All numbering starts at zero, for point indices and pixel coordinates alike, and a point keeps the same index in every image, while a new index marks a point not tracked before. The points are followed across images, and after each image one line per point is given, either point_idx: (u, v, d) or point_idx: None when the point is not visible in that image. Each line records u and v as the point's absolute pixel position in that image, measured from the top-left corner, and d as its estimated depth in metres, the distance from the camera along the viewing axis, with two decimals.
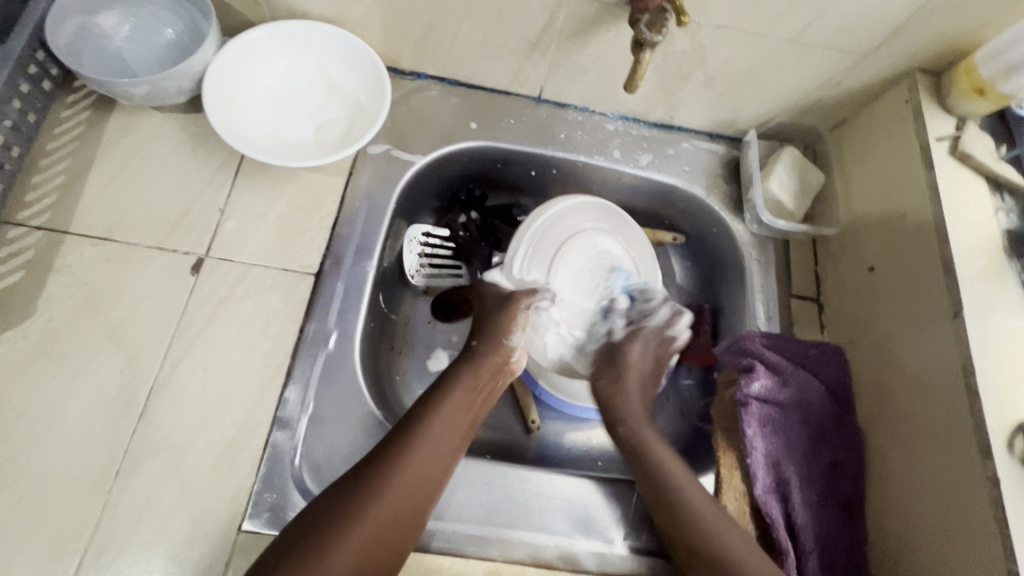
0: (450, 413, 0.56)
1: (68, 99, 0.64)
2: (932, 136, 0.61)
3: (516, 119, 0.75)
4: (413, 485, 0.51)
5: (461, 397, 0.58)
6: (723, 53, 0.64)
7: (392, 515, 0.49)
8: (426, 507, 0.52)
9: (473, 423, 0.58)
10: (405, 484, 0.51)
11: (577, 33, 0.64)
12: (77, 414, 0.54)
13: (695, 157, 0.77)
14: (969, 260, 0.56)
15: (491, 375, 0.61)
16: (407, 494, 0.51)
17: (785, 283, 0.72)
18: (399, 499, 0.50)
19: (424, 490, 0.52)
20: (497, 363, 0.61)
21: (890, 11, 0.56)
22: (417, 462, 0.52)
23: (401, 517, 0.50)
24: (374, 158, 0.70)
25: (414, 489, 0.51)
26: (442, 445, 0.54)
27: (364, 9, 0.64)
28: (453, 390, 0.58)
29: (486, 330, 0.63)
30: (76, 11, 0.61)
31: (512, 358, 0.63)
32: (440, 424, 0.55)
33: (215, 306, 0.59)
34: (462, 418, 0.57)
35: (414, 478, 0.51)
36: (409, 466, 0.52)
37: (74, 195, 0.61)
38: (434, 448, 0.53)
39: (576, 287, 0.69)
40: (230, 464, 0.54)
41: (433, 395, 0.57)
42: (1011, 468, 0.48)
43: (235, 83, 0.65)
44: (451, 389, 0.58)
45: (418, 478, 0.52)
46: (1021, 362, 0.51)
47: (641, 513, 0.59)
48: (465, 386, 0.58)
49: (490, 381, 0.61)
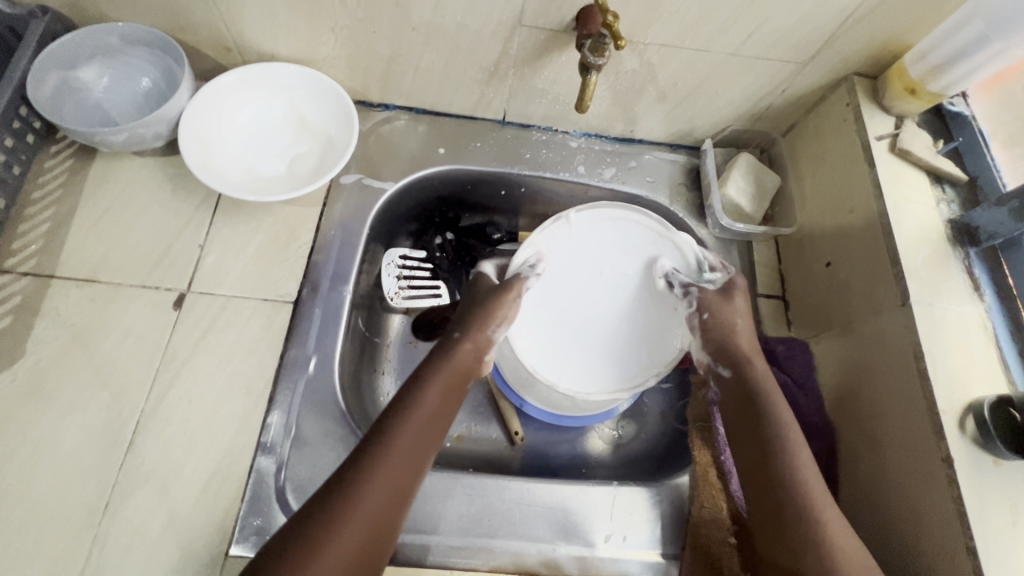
0: (424, 413, 0.56)
1: (51, 150, 0.67)
2: (873, 135, 0.65)
3: (483, 142, 0.79)
4: (390, 494, 0.50)
5: (435, 395, 0.57)
6: (671, 69, 0.68)
7: (373, 517, 0.49)
8: (404, 511, 0.52)
9: (445, 420, 0.58)
10: (380, 488, 0.50)
11: (531, 59, 0.67)
12: (67, 453, 0.55)
13: (657, 168, 0.81)
14: (913, 250, 0.58)
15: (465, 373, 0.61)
16: (381, 495, 0.50)
17: (750, 284, 0.75)
18: (377, 503, 0.49)
19: (402, 498, 0.51)
20: (468, 365, 0.61)
21: (819, 22, 0.60)
22: (392, 468, 0.51)
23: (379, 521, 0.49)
24: (346, 187, 0.73)
25: (393, 499, 0.50)
26: (413, 453, 0.53)
27: (330, 48, 0.68)
28: (427, 390, 0.57)
29: (464, 323, 0.63)
30: (56, 68, 0.65)
31: (486, 354, 0.63)
32: (415, 430, 0.54)
33: (197, 338, 0.62)
34: (433, 418, 0.56)
35: (389, 479, 0.51)
36: (384, 477, 0.51)
37: (59, 241, 0.64)
38: (408, 453, 0.53)
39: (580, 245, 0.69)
40: (216, 491, 0.56)
41: (404, 403, 0.56)
42: (963, 446, 0.49)
43: (210, 125, 0.68)
44: (425, 390, 0.57)
45: (399, 484, 0.51)
46: (967, 343, 0.54)
47: (622, 513, 0.61)
48: (438, 388, 0.58)
49: (463, 380, 0.60)
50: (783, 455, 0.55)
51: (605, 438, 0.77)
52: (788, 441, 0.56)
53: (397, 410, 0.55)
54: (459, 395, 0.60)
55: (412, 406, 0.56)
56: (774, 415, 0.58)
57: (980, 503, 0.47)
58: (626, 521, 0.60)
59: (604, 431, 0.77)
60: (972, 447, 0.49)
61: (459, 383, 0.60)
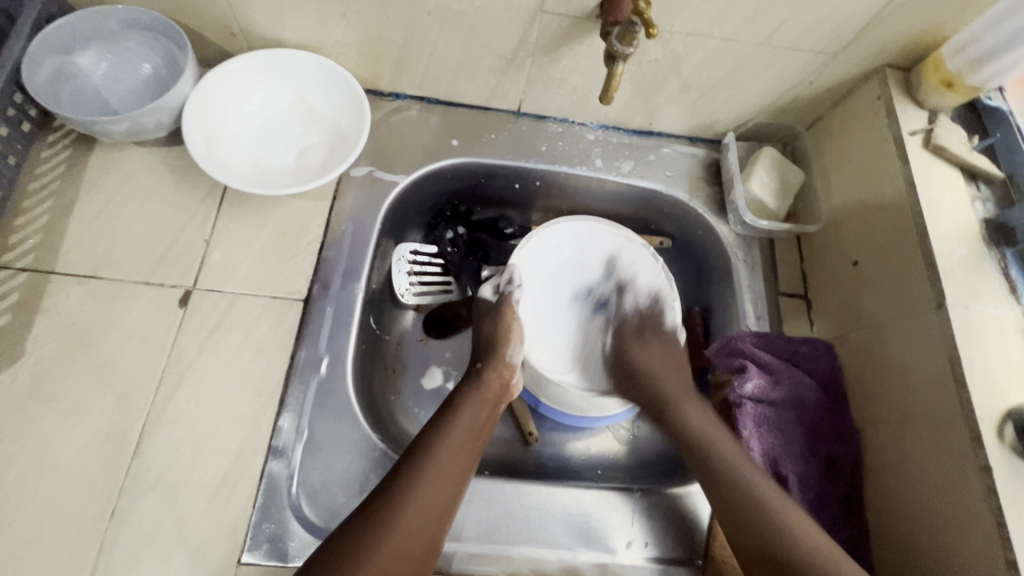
0: (460, 436, 0.57)
1: (48, 139, 0.64)
2: (905, 130, 0.62)
3: (497, 134, 0.76)
4: (428, 512, 0.52)
5: (469, 420, 0.59)
6: (697, 59, 0.65)
7: (409, 543, 0.50)
8: (442, 530, 0.53)
9: (481, 445, 0.59)
10: (418, 512, 0.51)
11: (551, 47, 0.64)
12: (71, 457, 0.53)
13: (676, 162, 0.78)
14: (948, 251, 0.56)
15: (496, 398, 0.63)
16: (419, 521, 0.51)
17: (773, 282, 0.73)
18: (415, 527, 0.51)
19: (440, 515, 0.53)
20: (499, 387, 0.64)
21: (855, 11, 0.57)
22: (429, 485, 0.53)
23: (418, 546, 0.50)
24: (357, 180, 0.70)
25: (432, 516, 0.52)
26: (451, 471, 0.55)
27: (341, 34, 0.65)
28: (461, 414, 0.59)
29: (488, 351, 0.66)
30: (52, 52, 0.62)
31: (513, 379, 0.65)
32: (451, 448, 0.56)
33: (204, 337, 0.59)
34: (470, 442, 0.58)
35: (426, 502, 0.52)
36: (423, 494, 0.52)
37: (58, 235, 0.61)
38: (446, 471, 0.54)
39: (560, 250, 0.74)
40: (227, 497, 0.54)
41: (440, 422, 0.58)
42: (1002, 456, 0.48)
43: (215, 115, 0.66)
44: (460, 411, 0.59)
45: (437, 502, 0.53)
46: (1004, 348, 0.52)
47: (643, 519, 0.59)
48: (471, 409, 0.60)
49: (495, 402, 0.62)
50: (736, 497, 0.54)
51: (621, 437, 0.75)
52: (740, 476, 0.55)
53: (433, 430, 0.57)
54: (492, 416, 0.61)
55: (447, 426, 0.58)
56: (702, 436, 0.60)
57: (1021, 515, 0.46)
58: (648, 527, 0.59)
59: (621, 430, 0.75)
60: (1011, 456, 0.48)
61: (491, 404, 0.62)
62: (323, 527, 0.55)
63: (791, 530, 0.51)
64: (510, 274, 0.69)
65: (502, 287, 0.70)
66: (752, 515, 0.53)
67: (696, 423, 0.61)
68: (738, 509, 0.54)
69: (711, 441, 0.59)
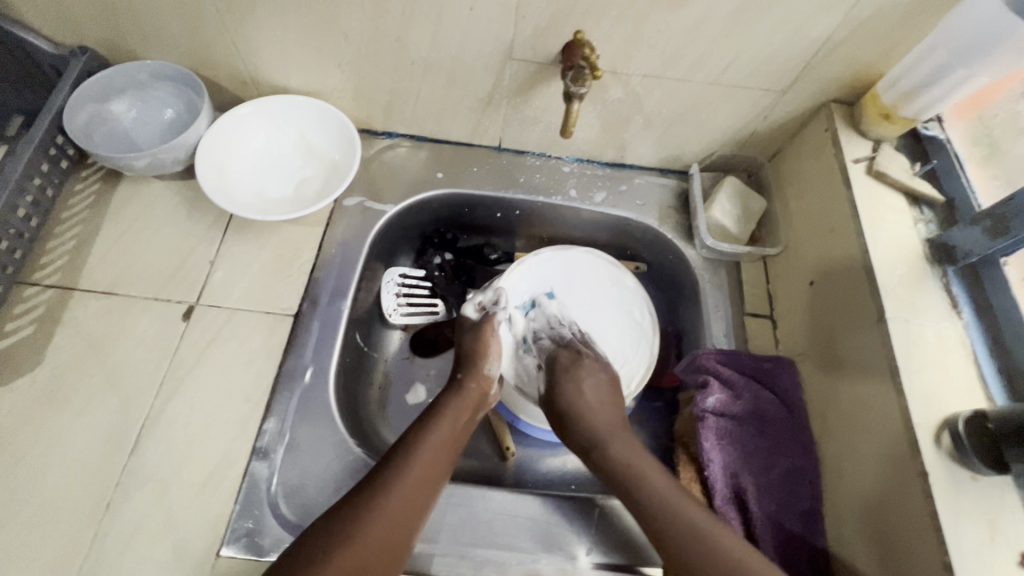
0: (439, 438, 0.61)
1: (82, 175, 0.74)
2: (850, 158, 0.67)
3: (480, 168, 0.83)
4: (406, 508, 0.55)
5: (448, 425, 0.63)
6: (656, 98, 0.72)
7: (382, 533, 0.53)
8: (416, 526, 0.55)
9: (457, 448, 0.63)
10: (396, 504, 0.55)
11: (523, 89, 0.72)
12: (77, 452, 0.59)
13: (648, 191, 0.84)
14: (890, 268, 0.60)
15: (474, 407, 0.67)
16: (397, 514, 0.54)
17: (738, 303, 0.76)
18: (391, 520, 0.54)
19: (415, 509, 0.56)
20: (478, 397, 0.68)
21: (791, 52, 0.64)
22: (410, 479, 0.57)
23: (392, 536, 0.53)
24: (349, 210, 0.78)
25: (409, 507, 0.55)
26: (430, 469, 0.58)
27: (337, 81, 0.74)
28: (442, 419, 0.63)
29: (468, 362, 0.70)
30: (91, 100, 0.72)
31: (491, 391, 0.70)
32: (430, 450, 0.59)
33: (203, 347, 0.65)
34: (448, 445, 0.62)
35: (404, 495, 0.55)
36: (401, 487, 0.56)
37: (82, 257, 0.69)
38: (426, 468, 0.58)
39: (541, 282, 0.79)
40: (212, 493, 0.58)
41: (422, 426, 0.62)
42: (939, 461, 0.50)
43: (225, 152, 0.74)
44: (441, 416, 0.63)
45: (412, 496, 0.56)
46: (944, 359, 0.54)
47: (604, 529, 0.61)
48: (452, 414, 0.64)
49: (474, 408, 0.67)
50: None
51: None
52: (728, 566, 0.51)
53: (415, 432, 0.61)
54: (471, 422, 0.65)
55: (428, 428, 0.62)
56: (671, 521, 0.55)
57: (956, 519, 0.47)
58: (610, 536, 0.61)
59: None
60: (948, 461, 0.50)
61: (470, 411, 0.66)
62: (296, 523, 0.58)
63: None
64: (494, 296, 0.76)
65: (486, 305, 0.75)
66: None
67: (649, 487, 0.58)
68: (670, 548, 0.54)
69: (673, 508, 0.56)
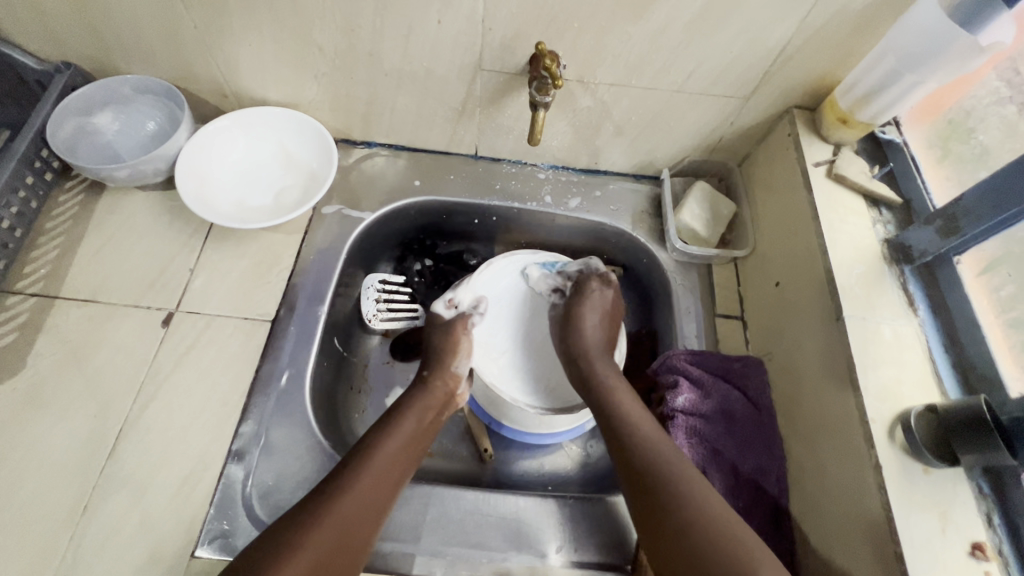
0: (403, 436, 0.62)
1: (65, 186, 0.76)
2: (811, 161, 0.69)
3: (457, 175, 0.85)
4: (365, 507, 0.56)
5: (412, 425, 0.64)
6: (624, 105, 0.74)
7: (342, 532, 0.53)
8: (374, 527, 0.56)
9: (419, 449, 0.64)
10: (357, 502, 0.55)
11: (495, 99, 0.74)
12: (56, 456, 0.60)
13: (621, 196, 0.86)
14: (848, 268, 0.61)
15: (438, 409, 0.68)
16: (357, 511, 0.55)
17: (709, 304, 0.78)
18: (350, 519, 0.54)
19: (375, 509, 0.56)
20: (444, 397, 0.69)
21: (751, 60, 0.66)
22: (370, 479, 0.57)
23: (352, 536, 0.54)
24: (328, 218, 0.79)
25: (369, 506, 0.56)
26: (391, 468, 0.59)
27: (315, 93, 0.76)
28: (405, 418, 0.64)
29: (433, 362, 0.71)
30: (74, 114, 0.74)
31: (457, 391, 0.71)
32: (393, 450, 0.61)
33: (181, 352, 0.67)
34: (411, 445, 0.63)
35: (366, 493, 0.56)
36: (362, 486, 0.56)
37: (65, 265, 0.71)
38: (387, 467, 0.59)
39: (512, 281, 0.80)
40: (188, 494, 0.59)
41: (387, 425, 0.63)
42: (893, 454, 0.51)
43: (206, 163, 0.76)
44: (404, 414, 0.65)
45: (372, 495, 0.57)
46: (900, 355, 0.56)
47: (574, 528, 0.62)
48: (417, 414, 0.65)
49: (439, 409, 0.68)
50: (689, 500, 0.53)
51: (573, 455, 0.80)
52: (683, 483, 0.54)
53: (379, 431, 0.62)
54: (434, 423, 0.67)
55: (393, 427, 0.63)
56: (639, 442, 0.59)
57: (907, 510, 0.48)
58: (580, 534, 0.62)
59: (573, 447, 0.80)
60: (902, 453, 0.51)
61: (436, 410, 0.68)
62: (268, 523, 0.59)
63: (718, 512, 0.51)
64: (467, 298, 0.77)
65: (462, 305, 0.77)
66: (669, 480, 0.55)
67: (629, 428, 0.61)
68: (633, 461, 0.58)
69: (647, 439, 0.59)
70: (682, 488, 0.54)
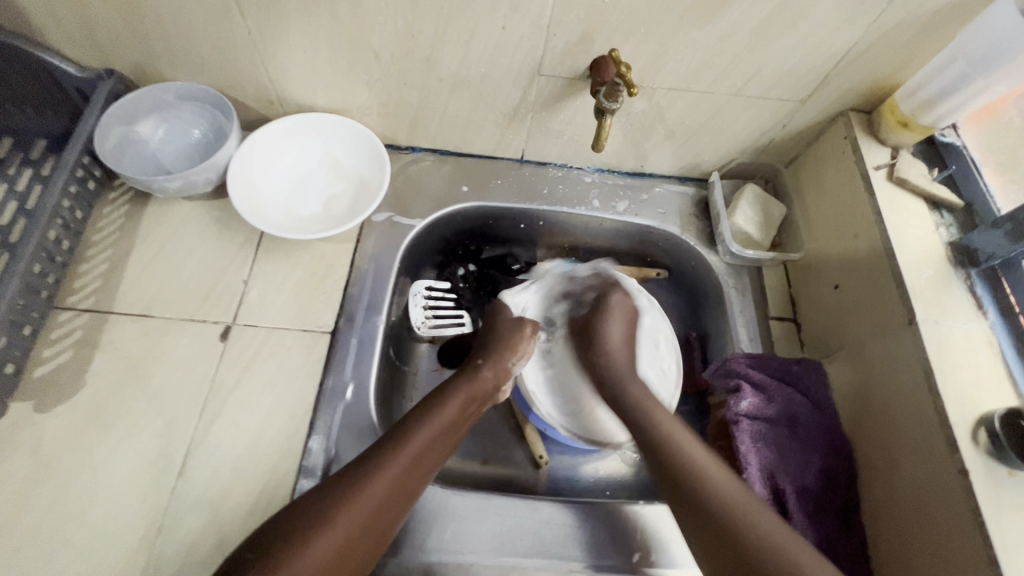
0: (444, 422, 0.61)
1: (110, 197, 0.74)
2: (871, 165, 0.69)
3: (502, 180, 0.84)
4: (393, 492, 0.55)
5: (455, 411, 0.63)
6: (679, 108, 0.73)
7: (368, 514, 0.53)
8: (397, 516, 0.55)
9: (456, 439, 0.63)
10: (387, 485, 0.55)
11: (549, 103, 0.73)
12: (124, 476, 0.59)
13: (668, 199, 0.85)
14: (916, 272, 0.62)
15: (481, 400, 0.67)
16: (382, 495, 0.54)
17: (763, 307, 0.78)
18: (374, 502, 0.54)
19: (403, 495, 0.56)
20: (489, 389, 0.68)
21: (814, 64, 0.65)
22: (403, 461, 0.57)
23: (372, 521, 0.53)
24: (378, 225, 0.78)
25: (398, 494, 0.55)
26: (425, 456, 0.58)
27: (364, 99, 0.74)
28: (449, 402, 0.64)
29: (489, 350, 0.71)
30: (119, 123, 0.72)
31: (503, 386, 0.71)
32: (432, 434, 0.60)
33: (243, 367, 0.66)
34: (450, 433, 0.62)
35: (395, 477, 0.55)
36: (394, 469, 0.56)
37: (116, 279, 0.69)
38: (421, 454, 0.58)
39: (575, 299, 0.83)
40: (262, 512, 0.58)
41: (432, 406, 0.63)
42: (978, 459, 0.52)
43: (254, 172, 0.74)
44: (446, 401, 0.64)
45: (404, 479, 0.56)
46: (975, 360, 0.57)
47: (648, 535, 0.62)
48: (460, 400, 0.65)
49: (481, 399, 0.67)
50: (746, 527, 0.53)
51: (627, 460, 0.80)
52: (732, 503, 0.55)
53: (423, 410, 0.62)
54: (475, 413, 0.66)
55: (438, 410, 0.62)
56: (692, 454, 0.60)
57: (998, 515, 0.49)
58: (647, 538, 0.62)
59: (627, 453, 0.80)
60: (987, 458, 0.52)
61: (478, 400, 0.67)
62: None
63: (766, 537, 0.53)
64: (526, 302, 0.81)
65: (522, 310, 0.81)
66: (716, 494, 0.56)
67: (663, 428, 0.63)
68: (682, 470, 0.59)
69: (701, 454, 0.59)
70: (735, 504, 0.55)
